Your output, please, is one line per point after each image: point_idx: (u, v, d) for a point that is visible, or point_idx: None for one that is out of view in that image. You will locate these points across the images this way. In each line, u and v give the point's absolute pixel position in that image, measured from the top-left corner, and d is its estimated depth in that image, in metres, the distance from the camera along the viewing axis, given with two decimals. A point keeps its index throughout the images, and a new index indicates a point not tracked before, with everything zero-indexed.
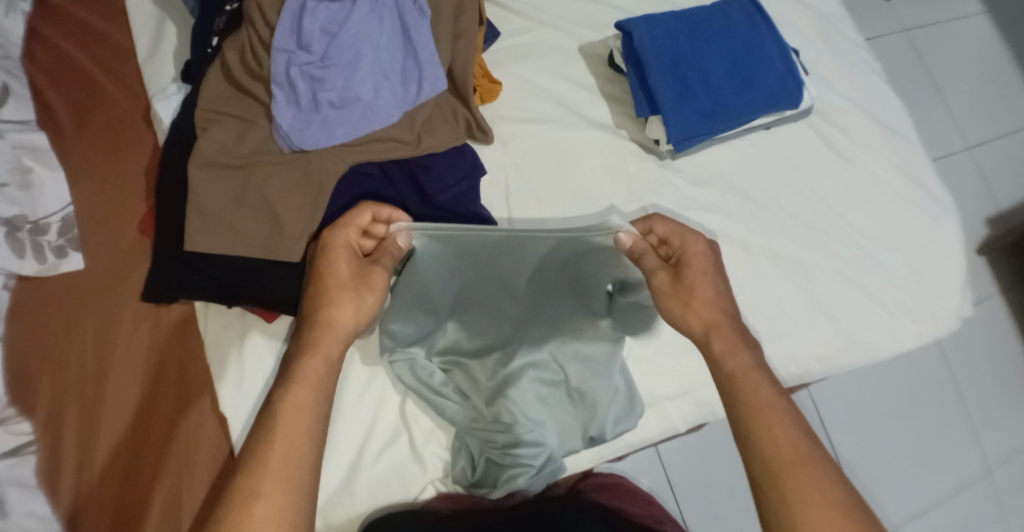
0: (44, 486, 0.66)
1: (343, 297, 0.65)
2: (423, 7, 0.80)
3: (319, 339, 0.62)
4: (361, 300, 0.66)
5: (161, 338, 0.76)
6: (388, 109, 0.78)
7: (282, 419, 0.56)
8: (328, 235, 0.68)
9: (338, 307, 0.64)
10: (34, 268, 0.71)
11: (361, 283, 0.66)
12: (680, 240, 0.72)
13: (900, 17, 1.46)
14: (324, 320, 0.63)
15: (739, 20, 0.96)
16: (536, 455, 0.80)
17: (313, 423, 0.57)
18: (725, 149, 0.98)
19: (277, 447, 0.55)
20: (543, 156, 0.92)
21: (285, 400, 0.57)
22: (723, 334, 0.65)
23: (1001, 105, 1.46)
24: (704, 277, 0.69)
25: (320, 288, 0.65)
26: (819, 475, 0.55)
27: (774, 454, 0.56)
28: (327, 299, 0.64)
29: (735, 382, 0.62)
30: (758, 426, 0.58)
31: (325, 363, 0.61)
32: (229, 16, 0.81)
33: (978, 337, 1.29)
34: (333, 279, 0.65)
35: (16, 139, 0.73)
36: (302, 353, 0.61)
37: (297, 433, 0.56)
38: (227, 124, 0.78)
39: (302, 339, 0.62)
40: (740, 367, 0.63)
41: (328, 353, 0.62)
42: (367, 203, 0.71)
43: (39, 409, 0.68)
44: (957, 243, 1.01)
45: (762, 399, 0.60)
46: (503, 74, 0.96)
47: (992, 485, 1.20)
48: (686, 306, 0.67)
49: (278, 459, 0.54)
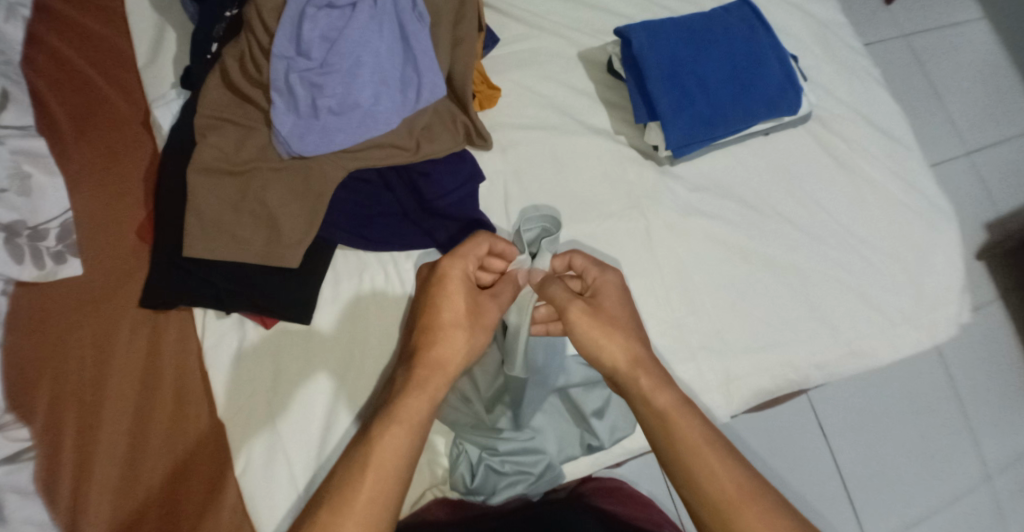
0: (43, 492, 0.66)
1: (455, 334, 0.66)
2: (422, 14, 0.80)
3: (423, 378, 0.63)
4: (474, 339, 0.67)
5: (159, 344, 0.76)
6: (388, 115, 0.78)
7: (375, 458, 0.57)
8: (445, 265, 0.69)
9: (443, 345, 0.66)
10: (33, 273, 0.71)
11: (473, 319, 0.67)
12: (595, 274, 0.72)
13: (900, 23, 1.46)
14: (429, 357, 0.65)
15: (739, 28, 0.96)
16: (535, 462, 0.81)
17: (403, 464, 0.58)
18: (724, 156, 0.98)
19: (367, 486, 0.56)
20: (542, 163, 0.92)
21: (378, 441, 0.58)
22: (648, 369, 0.64)
23: (1001, 111, 1.46)
24: (616, 303, 0.69)
25: (433, 320, 0.67)
26: (763, 511, 0.56)
27: (717, 492, 0.58)
28: (437, 335, 0.66)
29: (665, 420, 0.61)
30: (697, 467, 0.59)
31: (428, 403, 0.62)
32: (227, 23, 0.82)
33: (977, 343, 1.29)
34: (446, 315, 0.66)
35: (16, 144, 0.73)
36: (404, 393, 0.62)
37: (388, 473, 0.57)
38: (227, 131, 0.78)
39: (407, 377, 0.63)
40: (667, 404, 0.62)
41: (432, 394, 0.63)
42: (482, 234, 0.71)
43: (38, 415, 0.68)
44: (958, 250, 1.00)
45: (696, 434, 0.60)
46: (502, 81, 0.96)
47: (991, 490, 1.19)
48: (601, 337, 0.66)
49: (365, 502, 0.55)
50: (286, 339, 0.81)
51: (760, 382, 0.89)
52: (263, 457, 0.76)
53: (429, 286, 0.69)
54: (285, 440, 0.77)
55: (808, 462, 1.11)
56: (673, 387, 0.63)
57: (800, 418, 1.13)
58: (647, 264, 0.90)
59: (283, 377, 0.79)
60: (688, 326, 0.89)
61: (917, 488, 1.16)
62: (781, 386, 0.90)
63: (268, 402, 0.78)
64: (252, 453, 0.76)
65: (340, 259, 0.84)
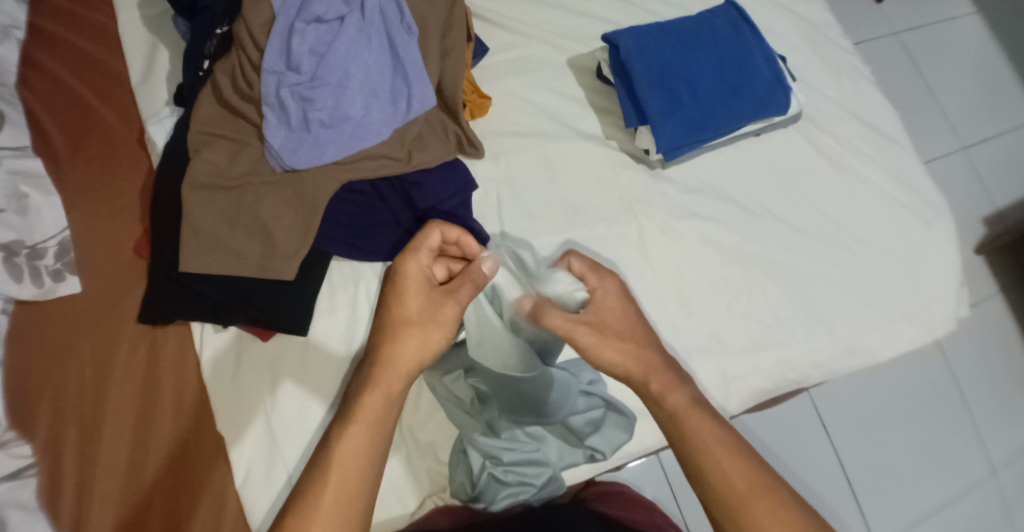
0: (46, 508, 0.66)
1: (408, 333, 0.62)
2: (410, 26, 0.81)
3: (380, 376, 0.60)
4: (427, 336, 0.63)
5: (158, 360, 0.77)
6: (379, 126, 0.79)
7: (337, 462, 0.56)
8: (400, 264, 0.65)
9: (403, 345, 0.62)
10: (32, 291, 0.72)
11: (427, 317, 0.63)
12: (597, 282, 0.69)
13: (890, 20, 1.46)
14: (386, 357, 0.61)
15: (726, 31, 0.96)
16: (537, 475, 0.82)
17: (366, 468, 0.57)
18: (715, 157, 0.99)
19: (330, 490, 0.55)
20: (532, 169, 0.93)
21: (337, 447, 0.57)
22: (658, 373, 0.64)
23: (995, 106, 1.46)
24: (620, 315, 0.67)
25: (388, 318, 0.63)
26: (771, 505, 0.56)
27: (725, 488, 0.57)
28: (389, 334, 0.62)
29: (678, 420, 0.61)
30: (708, 464, 0.58)
31: (385, 400, 0.60)
32: (218, 39, 0.82)
33: (977, 337, 1.28)
34: (398, 313, 0.63)
35: (13, 165, 0.74)
36: (358, 395, 0.60)
37: (355, 474, 0.56)
38: (220, 146, 0.79)
39: (363, 376, 0.61)
40: (679, 403, 0.62)
41: (388, 391, 0.60)
42: (434, 222, 0.68)
43: (39, 434, 0.69)
44: (951, 245, 1.00)
45: (706, 433, 0.59)
46: (493, 89, 0.97)
47: (997, 486, 1.19)
48: (614, 351, 0.65)
49: (330, 505, 0.54)
50: (285, 352, 0.81)
51: (758, 383, 0.89)
52: (263, 467, 0.76)
53: (385, 285, 0.66)
54: (284, 452, 0.77)
55: (811, 462, 1.11)
56: (687, 388, 0.63)
57: (802, 418, 1.13)
58: (641, 268, 0.90)
59: (280, 391, 0.79)
60: (684, 328, 0.89)
61: (920, 484, 1.15)
62: (779, 386, 0.90)
63: (266, 411, 0.78)
64: (253, 461, 0.76)
65: (335, 268, 0.85)
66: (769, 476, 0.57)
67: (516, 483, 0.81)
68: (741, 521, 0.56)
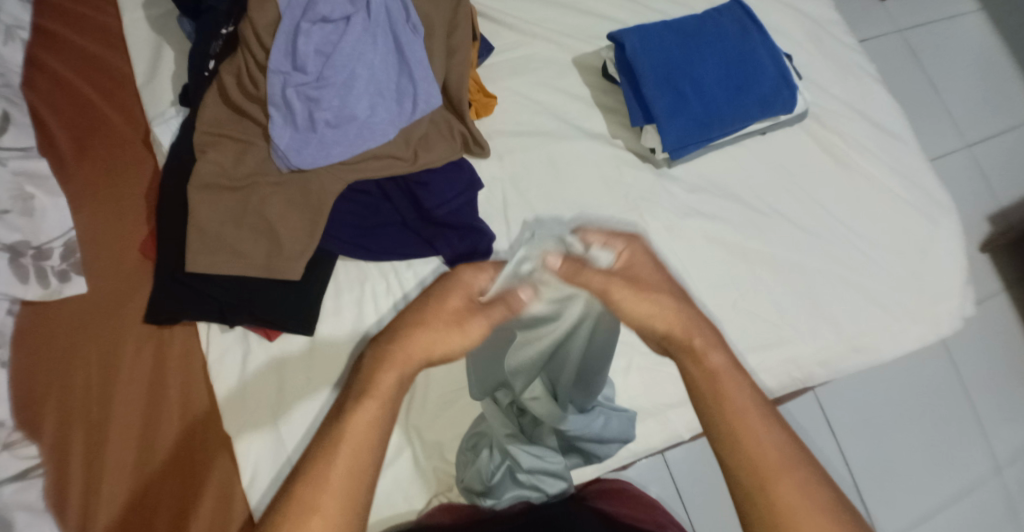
0: (53, 509, 0.67)
1: (441, 327, 0.60)
2: (416, 25, 0.81)
3: (400, 357, 0.58)
4: (453, 336, 0.60)
5: (165, 362, 0.77)
6: (384, 126, 0.79)
7: (347, 433, 0.53)
8: (463, 270, 0.64)
9: (427, 335, 0.59)
10: (38, 293, 0.72)
11: (465, 319, 0.61)
12: (620, 244, 0.66)
13: (894, 18, 1.46)
14: (411, 340, 0.58)
15: (731, 29, 0.96)
16: (552, 484, 0.82)
17: (375, 441, 0.54)
18: (720, 156, 0.99)
19: (340, 460, 0.52)
20: (537, 169, 0.92)
21: (352, 416, 0.54)
22: (702, 329, 0.62)
23: (999, 103, 1.45)
24: (650, 270, 0.65)
25: (428, 307, 0.61)
26: (801, 480, 0.54)
27: (759, 459, 0.55)
28: (424, 321, 0.60)
29: (714, 383, 0.58)
30: (739, 430, 0.56)
31: (400, 382, 0.57)
32: (224, 39, 0.82)
33: (982, 334, 1.28)
34: (441, 304, 0.61)
35: (17, 166, 0.74)
36: (378, 368, 0.57)
37: (360, 454, 0.53)
38: (226, 147, 0.79)
39: (386, 358, 0.57)
40: (718, 365, 0.60)
41: (404, 373, 0.57)
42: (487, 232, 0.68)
43: (45, 434, 0.69)
44: (957, 243, 1.00)
45: (741, 399, 0.57)
46: (497, 88, 0.96)
47: (1002, 484, 1.19)
48: (652, 309, 0.63)
49: (341, 476, 0.52)
50: (290, 352, 0.80)
51: (765, 381, 0.89)
52: (270, 459, 0.76)
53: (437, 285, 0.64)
54: (290, 448, 0.76)
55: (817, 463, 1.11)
56: (725, 348, 0.61)
57: (807, 416, 1.12)
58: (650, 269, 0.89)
59: (287, 390, 0.79)
60: None
61: (925, 483, 1.15)
62: (785, 384, 0.90)
63: (272, 414, 0.77)
64: (258, 458, 0.75)
65: (341, 270, 0.84)
66: (800, 451, 0.55)
67: (528, 486, 0.81)
68: (774, 500, 0.53)
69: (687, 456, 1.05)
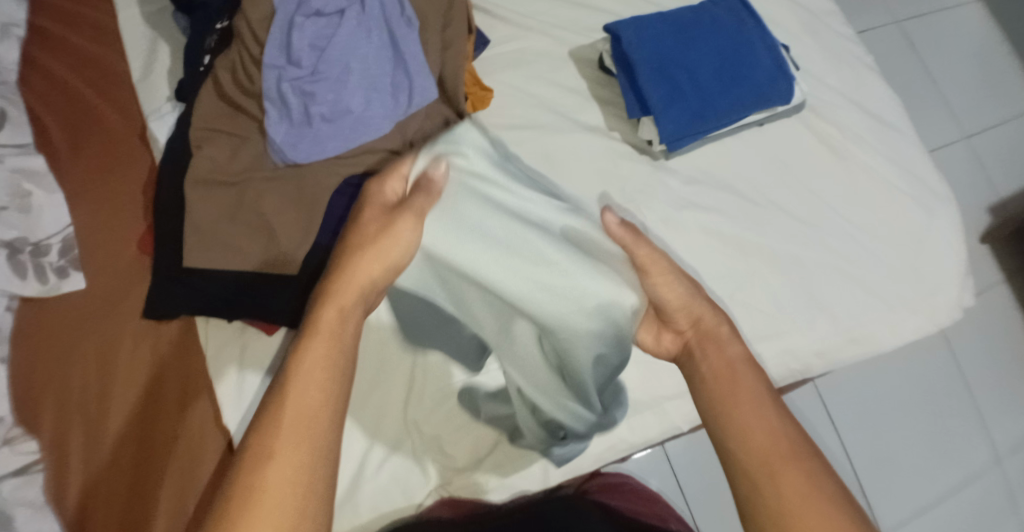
0: (52, 501, 0.68)
1: (366, 251, 0.61)
2: (410, 18, 0.81)
3: (341, 289, 0.58)
4: (383, 251, 0.62)
5: (161, 354, 0.76)
6: (379, 120, 0.79)
7: (298, 371, 0.52)
8: (371, 186, 0.68)
9: (359, 260, 0.61)
10: (36, 289, 0.73)
11: (387, 231, 0.63)
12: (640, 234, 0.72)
13: (891, 9, 1.45)
14: (345, 271, 0.60)
15: (726, 20, 0.96)
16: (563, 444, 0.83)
17: (334, 375, 0.53)
18: (716, 148, 0.98)
19: (290, 403, 0.50)
20: (534, 161, 0.92)
21: (302, 353, 0.53)
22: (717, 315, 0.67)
23: (998, 94, 1.45)
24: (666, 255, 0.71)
25: (350, 237, 0.63)
26: (802, 468, 0.54)
27: (760, 448, 0.56)
28: (350, 252, 0.61)
29: (726, 379, 0.61)
30: (742, 422, 0.58)
31: (342, 315, 0.57)
32: (218, 34, 0.82)
33: (982, 325, 1.28)
34: (360, 227, 0.63)
35: (15, 163, 0.76)
36: (316, 307, 0.57)
37: (320, 402, 0.51)
38: (221, 141, 0.79)
39: (320, 292, 0.58)
40: (736, 353, 0.63)
41: (346, 309, 0.58)
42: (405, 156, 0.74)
43: (45, 430, 0.70)
44: (954, 234, 1.01)
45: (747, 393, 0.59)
46: (493, 82, 0.96)
47: (1002, 474, 1.19)
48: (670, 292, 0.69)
49: (300, 415, 0.50)
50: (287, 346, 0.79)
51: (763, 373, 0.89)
52: None
53: (353, 211, 0.67)
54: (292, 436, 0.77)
55: None
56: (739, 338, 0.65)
57: (807, 409, 1.12)
58: None
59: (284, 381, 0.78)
60: None
61: (925, 474, 1.15)
62: (783, 376, 0.90)
63: None
64: None
65: None
66: (801, 444, 0.56)
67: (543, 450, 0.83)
68: (777, 492, 0.54)
69: (687, 449, 1.05)
